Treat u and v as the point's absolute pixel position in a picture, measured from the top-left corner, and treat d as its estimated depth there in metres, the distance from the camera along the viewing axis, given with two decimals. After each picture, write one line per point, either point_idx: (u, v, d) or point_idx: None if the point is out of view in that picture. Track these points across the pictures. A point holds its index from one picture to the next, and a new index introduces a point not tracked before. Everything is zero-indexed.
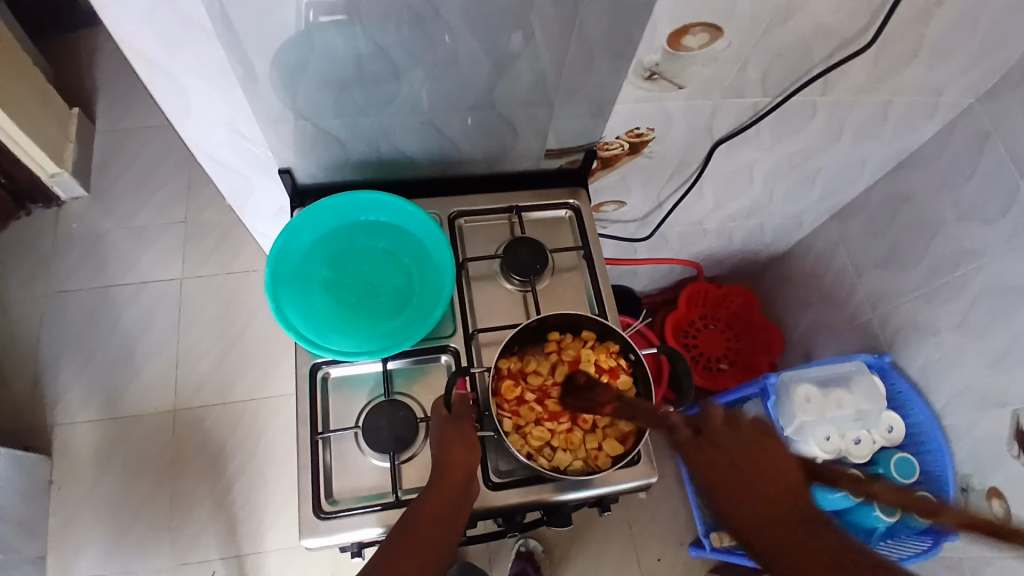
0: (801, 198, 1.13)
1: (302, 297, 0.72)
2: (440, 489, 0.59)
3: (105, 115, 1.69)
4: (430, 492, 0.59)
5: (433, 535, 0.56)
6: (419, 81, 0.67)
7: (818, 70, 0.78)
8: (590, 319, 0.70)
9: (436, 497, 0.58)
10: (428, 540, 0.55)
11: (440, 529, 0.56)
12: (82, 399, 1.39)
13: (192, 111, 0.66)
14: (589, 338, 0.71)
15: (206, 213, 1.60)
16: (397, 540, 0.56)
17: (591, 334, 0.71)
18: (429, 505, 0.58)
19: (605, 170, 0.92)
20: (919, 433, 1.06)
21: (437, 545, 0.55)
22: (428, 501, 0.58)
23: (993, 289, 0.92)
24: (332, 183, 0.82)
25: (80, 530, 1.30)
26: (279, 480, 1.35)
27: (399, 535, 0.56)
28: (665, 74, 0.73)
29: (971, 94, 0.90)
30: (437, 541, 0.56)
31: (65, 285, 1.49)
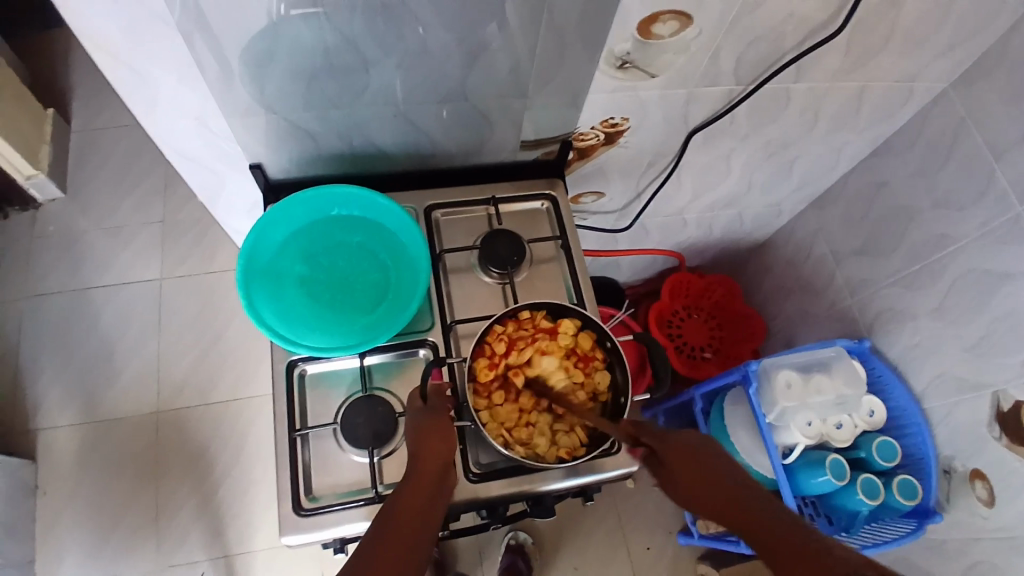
0: (780, 186, 1.14)
1: (276, 294, 0.71)
2: (417, 480, 0.57)
3: (79, 115, 1.66)
4: (407, 484, 0.57)
5: (415, 524, 0.53)
6: (390, 73, 0.67)
7: (791, 57, 0.78)
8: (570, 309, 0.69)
9: (415, 487, 0.57)
10: (410, 529, 0.53)
11: (421, 518, 0.54)
12: (63, 403, 1.37)
13: (158, 104, 0.65)
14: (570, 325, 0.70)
15: (185, 212, 1.58)
16: (375, 534, 0.52)
17: (575, 321, 0.70)
18: (408, 495, 0.56)
19: (581, 161, 0.92)
20: (899, 416, 1.07)
21: (420, 534, 0.53)
22: (406, 491, 0.56)
23: (969, 273, 0.93)
24: (306, 178, 0.81)
25: (64, 536, 1.28)
26: (265, 479, 1.34)
27: (377, 529, 0.53)
28: (638, 63, 0.73)
29: (943, 79, 0.90)
30: (415, 527, 0.53)
31: (42, 288, 1.47)
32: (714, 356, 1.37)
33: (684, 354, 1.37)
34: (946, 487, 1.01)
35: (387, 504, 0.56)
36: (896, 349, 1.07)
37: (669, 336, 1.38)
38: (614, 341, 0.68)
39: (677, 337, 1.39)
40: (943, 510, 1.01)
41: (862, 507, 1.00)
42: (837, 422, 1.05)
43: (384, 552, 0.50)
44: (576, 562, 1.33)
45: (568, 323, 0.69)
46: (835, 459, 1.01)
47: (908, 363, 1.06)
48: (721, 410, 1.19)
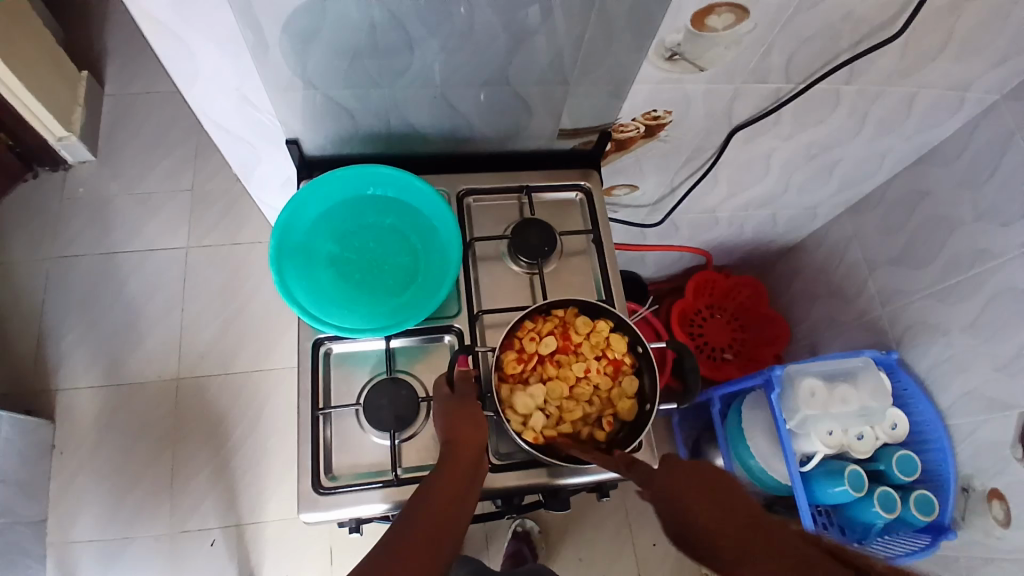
0: (817, 190, 1.11)
1: (307, 272, 0.71)
2: (451, 462, 0.58)
3: (113, 79, 1.67)
4: (443, 467, 0.57)
5: (451, 507, 0.53)
6: (433, 53, 0.65)
7: (844, 58, 0.75)
8: (605, 310, 0.69)
9: (451, 471, 0.57)
10: (444, 511, 0.53)
11: (457, 501, 0.54)
12: (86, 364, 1.40)
13: (199, 75, 0.64)
14: (604, 326, 0.69)
15: (213, 182, 1.58)
16: (413, 513, 0.52)
17: (609, 322, 0.70)
18: (443, 479, 0.56)
19: (618, 153, 0.90)
20: (921, 430, 1.05)
21: (456, 516, 0.53)
22: (442, 474, 0.56)
23: (1009, 291, 0.90)
24: (340, 155, 0.80)
25: (82, 493, 1.31)
26: (279, 450, 1.36)
27: (413, 508, 0.53)
28: (687, 55, 0.71)
29: (999, 90, 0.87)
30: (450, 514, 0.53)
31: (70, 249, 1.49)
32: (735, 358, 1.36)
33: (704, 354, 1.36)
34: (963, 505, 0.98)
35: (421, 485, 0.56)
36: (925, 364, 1.05)
37: (691, 335, 1.37)
38: (645, 346, 0.67)
39: (698, 336, 1.37)
40: (958, 527, 0.99)
41: (877, 520, 0.99)
42: (858, 433, 1.03)
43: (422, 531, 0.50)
44: (581, 553, 1.34)
45: (602, 323, 0.69)
46: (854, 470, 0.99)
47: (937, 378, 1.03)
48: (739, 414, 1.18)
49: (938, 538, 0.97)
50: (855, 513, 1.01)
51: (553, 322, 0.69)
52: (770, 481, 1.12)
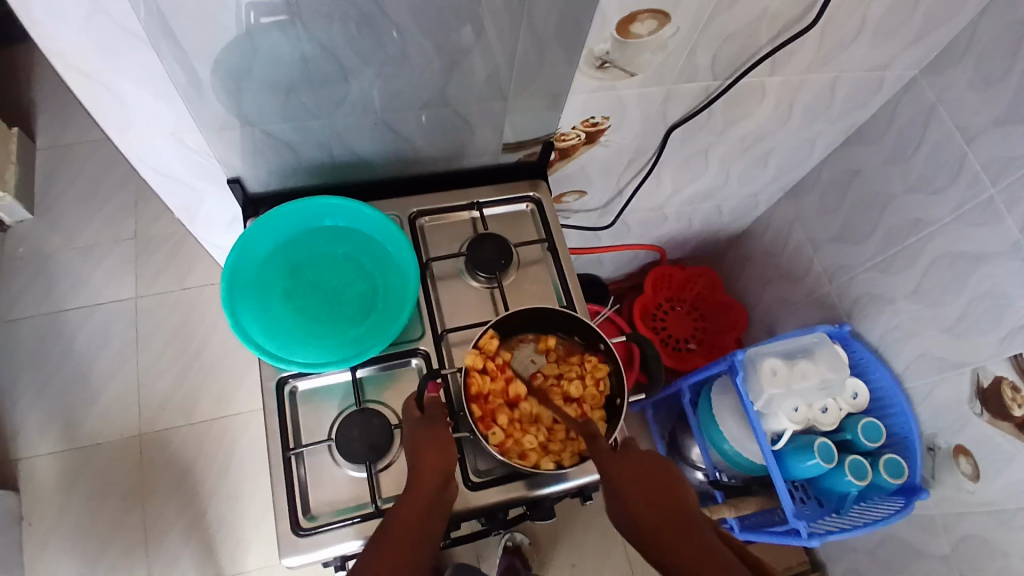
0: (757, 177, 1.15)
1: (263, 309, 0.70)
2: (414, 493, 0.57)
3: (40, 131, 1.60)
4: (405, 497, 0.57)
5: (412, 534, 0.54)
6: (370, 81, 0.66)
7: (765, 52, 0.79)
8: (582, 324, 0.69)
9: (410, 503, 0.57)
10: (408, 539, 0.54)
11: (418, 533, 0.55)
12: (38, 431, 1.33)
13: (131, 122, 0.63)
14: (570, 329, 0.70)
15: (157, 228, 1.53)
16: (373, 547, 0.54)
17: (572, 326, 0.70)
18: (404, 508, 0.56)
19: (563, 161, 0.92)
20: (881, 396, 1.10)
21: (419, 542, 0.54)
22: (401, 507, 0.57)
23: (944, 255, 0.95)
24: (285, 190, 0.80)
25: (48, 567, 1.24)
26: (254, 495, 1.32)
27: (378, 542, 0.54)
28: (617, 63, 0.73)
29: (912, 68, 0.93)
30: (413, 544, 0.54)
31: (11, 312, 1.42)
32: (699, 347, 1.39)
33: (669, 346, 1.39)
34: (931, 464, 1.04)
35: (387, 516, 0.57)
36: (875, 333, 1.10)
37: (654, 330, 1.40)
38: (608, 343, 0.68)
39: (662, 330, 1.40)
40: (929, 486, 1.05)
41: (851, 488, 1.03)
42: (823, 407, 1.07)
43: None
44: (573, 559, 1.34)
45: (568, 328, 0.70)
46: (823, 443, 1.03)
47: (889, 345, 1.08)
48: (709, 401, 1.20)
49: (910, 498, 1.01)
50: (830, 483, 1.05)
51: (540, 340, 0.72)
52: (746, 463, 1.15)
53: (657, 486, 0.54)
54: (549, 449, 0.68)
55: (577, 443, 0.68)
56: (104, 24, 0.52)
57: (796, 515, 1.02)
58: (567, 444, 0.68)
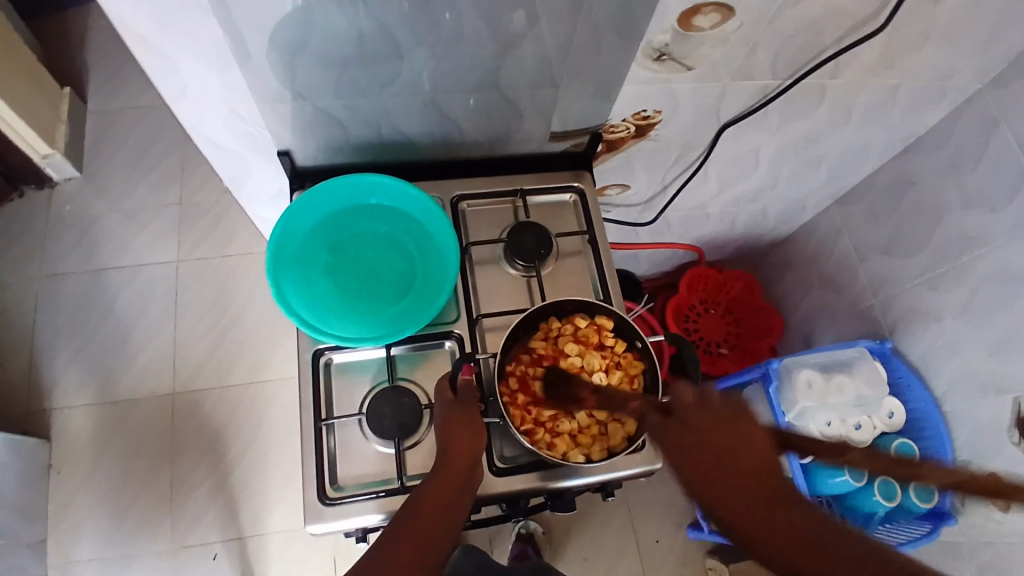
0: (805, 183, 1.12)
1: (305, 282, 0.71)
2: (441, 479, 0.58)
3: (96, 94, 1.65)
4: (431, 481, 0.58)
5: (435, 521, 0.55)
6: (422, 61, 0.65)
7: (828, 52, 0.76)
8: (613, 312, 0.69)
9: (438, 485, 0.57)
10: (430, 525, 0.54)
11: (441, 519, 0.55)
12: (79, 383, 1.38)
13: (187, 90, 0.64)
14: (605, 324, 0.70)
15: (201, 195, 1.57)
16: (395, 529, 0.54)
17: (608, 320, 0.70)
18: (428, 491, 0.57)
19: (609, 153, 0.90)
20: (918, 417, 1.06)
21: (441, 531, 0.55)
22: (430, 488, 0.57)
23: (998, 276, 0.91)
24: (332, 166, 0.80)
25: (80, 513, 1.30)
26: (279, 462, 1.35)
27: (401, 525, 0.55)
28: (675, 56, 0.71)
29: (980, 79, 0.88)
30: (436, 531, 0.54)
31: (60, 268, 1.48)
32: (731, 352, 1.37)
33: (700, 348, 1.37)
34: None
35: (411, 498, 0.57)
36: (918, 351, 1.06)
37: (686, 331, 1.38)
38: (644, 341, 0.68)
39: (694, 332, 1.38)
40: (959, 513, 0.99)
41: (878, 507, 1.02)
42: (857, 423, 1.06)
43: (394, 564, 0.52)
44: (586, 553, 1.34)
45: (603, 321, 0.69)
46: None
47: (931, 365, 1.04)
48: None
49: (938, 524, 0.97)
50: (857, 502, 1.04)
51: (590, 325, 0.70)
52: None
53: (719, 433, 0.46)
54: (579, 441, 0.67)
55: (607, 438, 0.67)
56: None
57: None
58: (596, 438, 0.68)
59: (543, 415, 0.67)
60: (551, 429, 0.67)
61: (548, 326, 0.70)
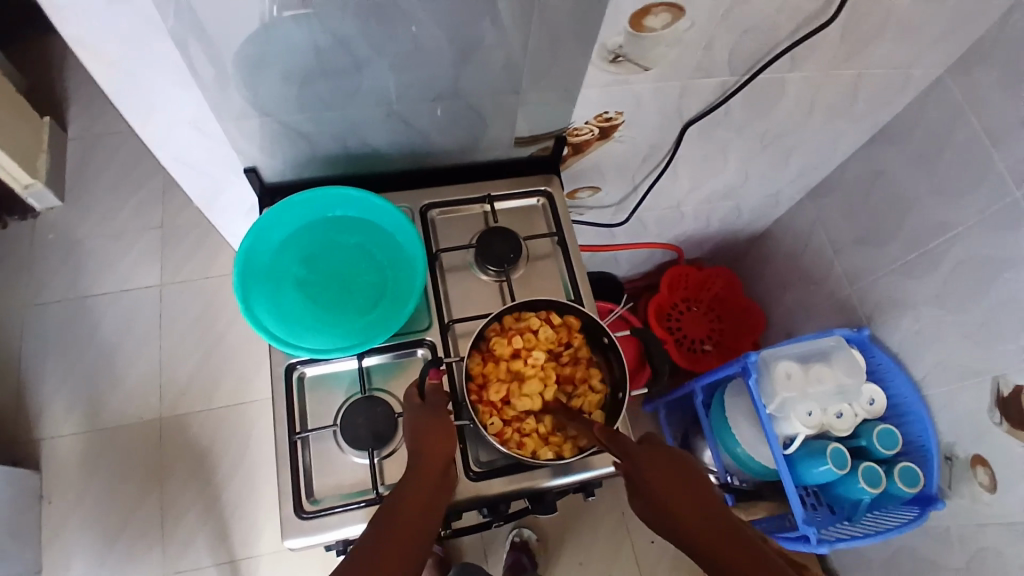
0: (777, 177, 1.14)
1: (275, 296, 0.71)
2: (418, 479, 0.58)
3: (75, 122, 1.66)
4: (407, 482, 0.58)
5: (416, 521, 0.55)
6: (382, 72, 0.66)
7: (784, 47, 0.77)
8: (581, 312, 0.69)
9: (419, 483, 0.58)
10: (411, 525, 0.54)
11: (423, 518, 0.55)
12: (65, 411, 1.37)
13: (152, 110, 0.65)
14: (573, 323, 0.70)
15: (182, 217, 1.57)
16: (376, 531, 0.54)
17: (577, 319, 0.70)
18: (407, 492, 0.57)
19: (577, 156, 0.91)
20: (900, 404, 1.07)
21: (422, 530, 0.54)
22: (411, 485, 0.58)
23: (968, 259, 0.93)
24: (300, 180, 0.81)
25: (69, 543, 1.28)
26: (268, 480, 1.35)
27: (380, 528, 0.54)
28: (631, 56, 0.72)
29: (938, 67, 0.90)
30: (418, 529, 0.54)
31: (42, 296, 1.47)
32: (715, 348, 1.38)
33: (684, 346, 1.37)
34: (948, 474, 1.01)
35: (388, 500, 0.57)
36: (896, 338, 1.07)
37: (669, 329, 1.38)
38: (611, 337, 0.68)
39: (677, 330, 1.38)
40: (945, 496, 1.01)
41: (863, 496, 1.00)
42: (837, 412, 1.05)
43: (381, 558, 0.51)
44: (580, 557, 1.33)
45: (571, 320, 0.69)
46: (836, 449, 1.01)
47: (909, 351, 1.05)
48: (722, 405, 1.19)
49: (926, 508, 0.98)
50: (843, 490, 1.03)
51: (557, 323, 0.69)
52: (759, 469, 1.13)
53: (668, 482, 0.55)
54: (549, 440, 0.68)
55: (576, 437, 0.68)
56: (129, 16, 0.53)
57: (805, 521, 0.99)
58: (565, 437, 0.68)
59: (512, 415, 0.68)
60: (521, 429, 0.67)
61: (514, 326, 0.70)
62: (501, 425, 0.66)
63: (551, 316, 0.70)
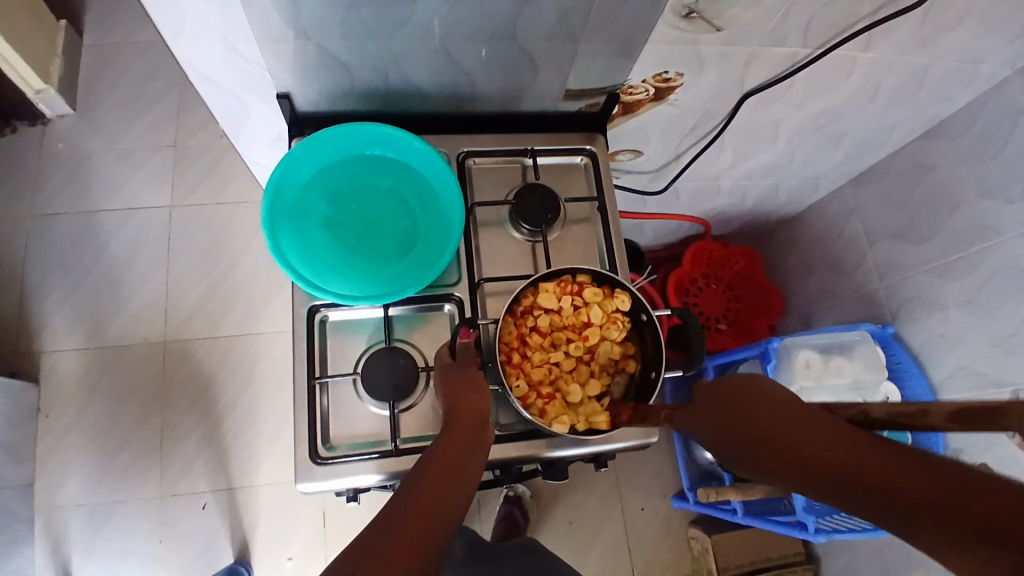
0: (822, 161, 1.09)
1: (302, 234, 0.68)
2: (452, 436, 0.55)
3: (88, 25, 1.57)
4: (441, 440, 0.55)
5: (451, 475, 0.51)
6: (435, 5, 0.61)
7: (863, 24, 0.72)
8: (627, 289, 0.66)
9: (452, 440, 0.54)
10: (446, 479, 0.50)
11: (457, 472, 0.52)
12: (68, 325, 1.36)
13: (186, 25, 0.60)
14: (621, 297, 0.66)
15: (196, 138, 1.51)
16: (411, 484, 0.50)
17: (626, 295, 0.66)
18: (442, 449, 0.53)
19: (624, 116, 0.87)
20: (914, 403, 1.05)
21: (458, 483, 0.51)
22: (442, 444, 0.54)
23: (1008, 269, 0.90)
24: (333, 113, 0.76)
25: (67, 458, 1.29)
26: (270, 413, 1.35)
27: (414, 481, 0.50)
28: (704, 14, 0.67)
29: (1008, 67, 0.85)
30: (453, 480, 0.51)
31: (48, 208, 1.43)
32: (729, 328, 1.36)
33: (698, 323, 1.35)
34: None
35: (421, 457, 0.53)
36: (920, 338, 1.05)
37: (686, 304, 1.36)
38: (650, 314, 0.65)
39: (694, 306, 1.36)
40: None
41: None
42: (852, 406, 1.07)
43: (402, 514, 0.46)
44: (571, 518, 1.36)
45: (619, 295, 0.66)
46: None
47: (931, 353, 1.03)
48: None
49: None
50: None
51: (601, 291, 0.67)
52: None
53: (735, 420, 0.46)
54: (575, 411, 0.66)
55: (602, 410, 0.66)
56: None
57: (806, 508, 1.03)
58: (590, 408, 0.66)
59: (539, 380, 0.66)
60: (547, 396, 0.66)
61: (557, 291, 0.67)
62: (527, 389, 0.65)
63: (596, 287, 0.67)
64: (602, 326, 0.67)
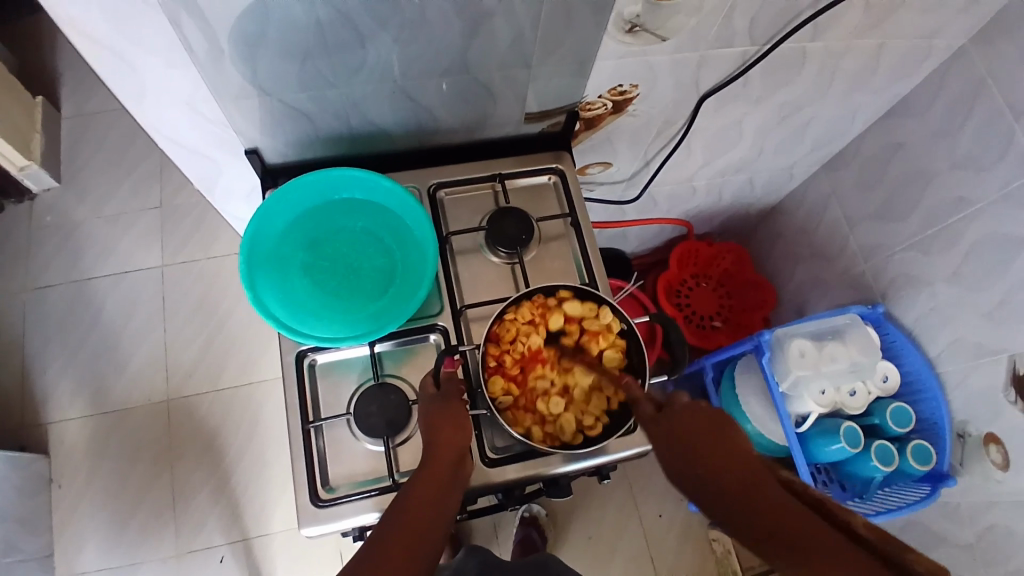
0: (792, 151, 1.11)
1: (281, 284, 0.69)
2: (431, 471, 0.57)
3: (67, 99, 1.61)
4: (419, 476, 0.56)
5: (427, 515, 0.53)
6: (387, 47, 0.63)
7: (807, 16, 0.74)
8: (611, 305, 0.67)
9: (429, 479, 0.56)
10: (423, 516, 0.53)
11: (431, 512, 0.54)
12: (71, 394, 1.37)
13: (147, 92, 0.62)
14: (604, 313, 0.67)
15: (181, 196, 1.54)
16: (388, 524, 0.53)
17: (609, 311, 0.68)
18: (421, 484, 0.56)
19: (588, 132, 0.88)
20: (913, 380, 1.06)
21: (433, 521, 0.53)
22: (420, 483, 0.56)
23: (987, 234, 0.90)
24: (303, 162, 0.78)
25: (81, 527, 1.29)
26: (279, 460, 1.35)
27: (392, 521, 0.53)
28: (648, 27, 0.69)
29: (962, 36, 0.87)
30: (428, 519, 0.53)
31: (42, 280, 1.45)
32: (724, 325, 1.36)
33: (693, 323, 1.36)
34: (960, 451, 1.00)
35: (399, 495, 0.55)
36: (911, 314, 1.06)
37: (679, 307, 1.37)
38: (629, 323, 0.67)
39: (686, 307, 1.37)
40: (957, 473, 1.01)
41: (876, 473, 1.02)
42: (851, 390, 1.05)
43: (384, 556, 0.49)
44: (589, 532, 1.35)
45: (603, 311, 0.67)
46: (850, 427, 1.02)
47: (924, 327, 1.04)
48: (732, 380, 1.19)
49: (937, 486, 0.99)
50: (855, 468, 1.05)
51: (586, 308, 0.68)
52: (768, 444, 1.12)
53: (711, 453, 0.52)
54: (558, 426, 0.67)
55: (586, 425, 0.67)
56: None
57: None
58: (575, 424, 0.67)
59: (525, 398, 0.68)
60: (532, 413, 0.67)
61: (541, 308, 0.68)
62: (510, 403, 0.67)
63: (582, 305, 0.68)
64: (587, 342, 0.68)
